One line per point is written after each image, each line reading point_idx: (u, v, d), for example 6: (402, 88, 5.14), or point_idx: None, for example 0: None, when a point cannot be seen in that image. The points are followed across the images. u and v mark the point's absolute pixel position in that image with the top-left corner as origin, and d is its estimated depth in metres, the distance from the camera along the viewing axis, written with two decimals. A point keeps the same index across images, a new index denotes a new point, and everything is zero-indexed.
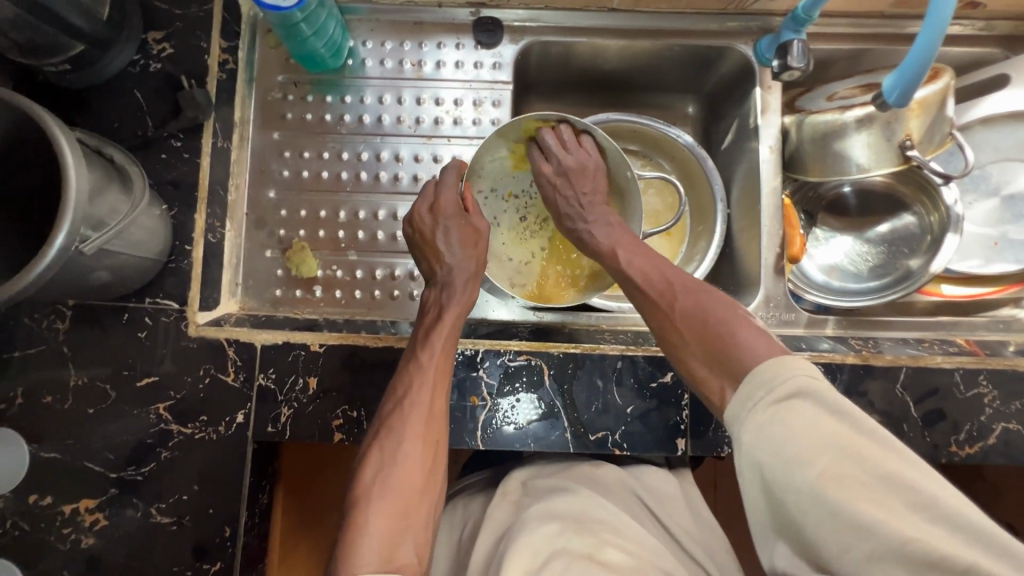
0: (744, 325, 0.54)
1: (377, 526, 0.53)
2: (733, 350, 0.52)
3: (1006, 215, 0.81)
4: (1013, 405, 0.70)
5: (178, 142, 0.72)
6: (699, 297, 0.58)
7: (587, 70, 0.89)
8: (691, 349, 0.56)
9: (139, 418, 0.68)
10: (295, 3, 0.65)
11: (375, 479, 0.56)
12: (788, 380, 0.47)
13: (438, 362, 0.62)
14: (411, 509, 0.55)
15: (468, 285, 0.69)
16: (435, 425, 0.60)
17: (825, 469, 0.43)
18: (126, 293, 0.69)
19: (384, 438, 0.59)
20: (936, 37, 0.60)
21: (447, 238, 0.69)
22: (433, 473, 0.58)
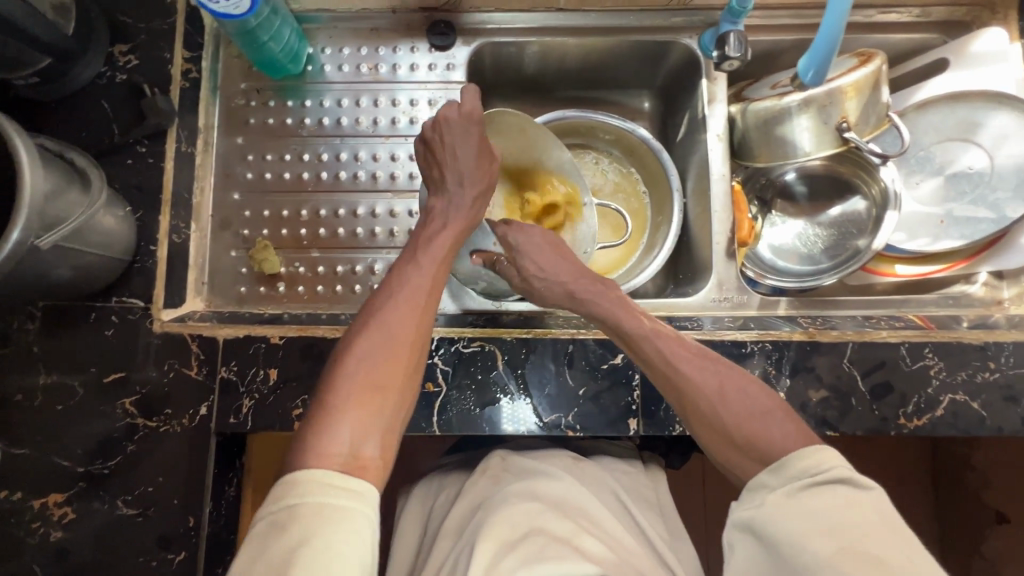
0: (773, 417, 0.56)
1: (346, 415, 0.52)
2: (760, 442, 0.54)
3: (950, 193, 0.82)
4: (959, 376, 0.71)
5: (143, 148, 0.75)
6: (727, 388, 0.58)
7: (541, 69, 0.92)
8: (717, 430, 0.57)
9: (106, 413, 0.71)
10: (246, 11, 0.67)
11: (354, 365, 0.55)
12: (830, 470, 0.49)
13: (434, 271, 0.64)
14: (382, 406, 0.54)
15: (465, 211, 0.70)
16: (420, 330, 0.60)
17: (843, 545, 0.45)
18: (93, 293, 0.72)
19: (369, 327, 0.58)
20: (837, 23, 0.65)
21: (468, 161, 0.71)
22: (412, 377, 0.58)
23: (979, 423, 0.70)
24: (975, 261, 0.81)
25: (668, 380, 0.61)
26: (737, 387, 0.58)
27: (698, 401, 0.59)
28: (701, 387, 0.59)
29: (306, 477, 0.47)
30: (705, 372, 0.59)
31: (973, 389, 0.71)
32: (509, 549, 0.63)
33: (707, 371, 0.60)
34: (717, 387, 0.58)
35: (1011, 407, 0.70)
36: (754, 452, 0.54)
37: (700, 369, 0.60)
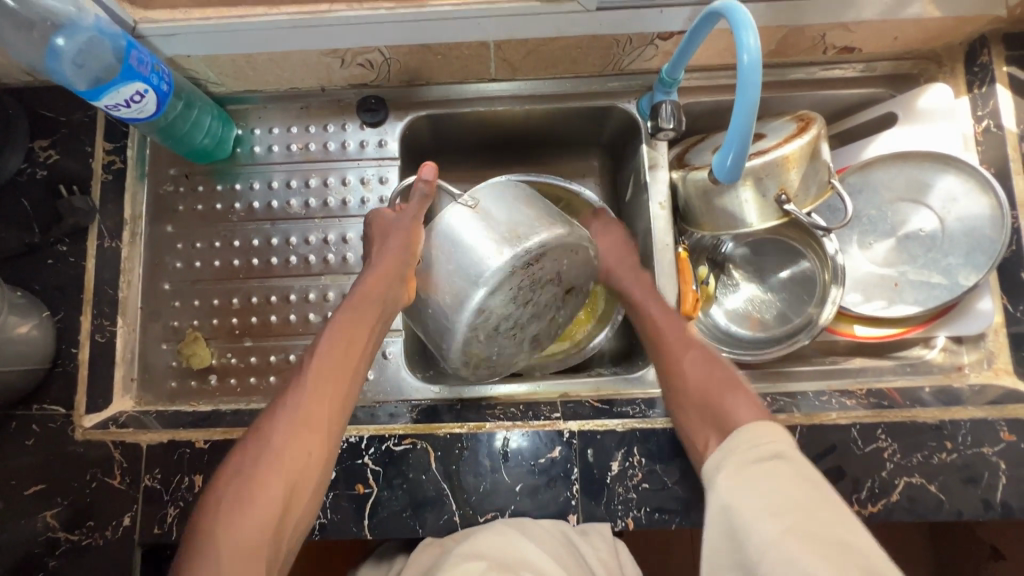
0: (740, 394, 0.60)
1: (232, 532, 0.47)
2: (727, 415, 0.59)
3: (902, 256, 0.79)
4: (914, 458, 0.68)
5: (63, 247, 0.73)
6: (715, 374, 0.63)
7: (480, 137, 0.90)
8: (692, 402, 0.63)
9: (26, 527, 0.68)
10: (152, 113, 0.65)
11: (233, 483, 0.50)
12: (771, 444, 0.54)
13: (327, 361, 0.57)
14: (277, 512, 0.50)
15: (388, 274, 0.64)
16: (312, 435, 0.54)
17: (788, 525, 0.48)
18: (12, 402, 0.69)
19: (252, 440, 0.53)
20: (747, 118, 0.53)
21: (390, 218, 0.68)
22: (303, 484, 0.52)
23: (937, 508, 0.67)
24: (934, 324, 0.77)
25: (664, 356, 0.68)
26: (721, 368, 0.64)
27: (680, 374, 0.65)
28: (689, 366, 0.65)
29: None
30: (693, 362, 0.65)
31: (930, 472, 0.67)
32: None
33: (700, 354, 0.66)
34: (705, 374, 0.63)
35: (971, 489, 0.67)
36: (721, 422, 0.59)
37: (693, 354, 0.66)
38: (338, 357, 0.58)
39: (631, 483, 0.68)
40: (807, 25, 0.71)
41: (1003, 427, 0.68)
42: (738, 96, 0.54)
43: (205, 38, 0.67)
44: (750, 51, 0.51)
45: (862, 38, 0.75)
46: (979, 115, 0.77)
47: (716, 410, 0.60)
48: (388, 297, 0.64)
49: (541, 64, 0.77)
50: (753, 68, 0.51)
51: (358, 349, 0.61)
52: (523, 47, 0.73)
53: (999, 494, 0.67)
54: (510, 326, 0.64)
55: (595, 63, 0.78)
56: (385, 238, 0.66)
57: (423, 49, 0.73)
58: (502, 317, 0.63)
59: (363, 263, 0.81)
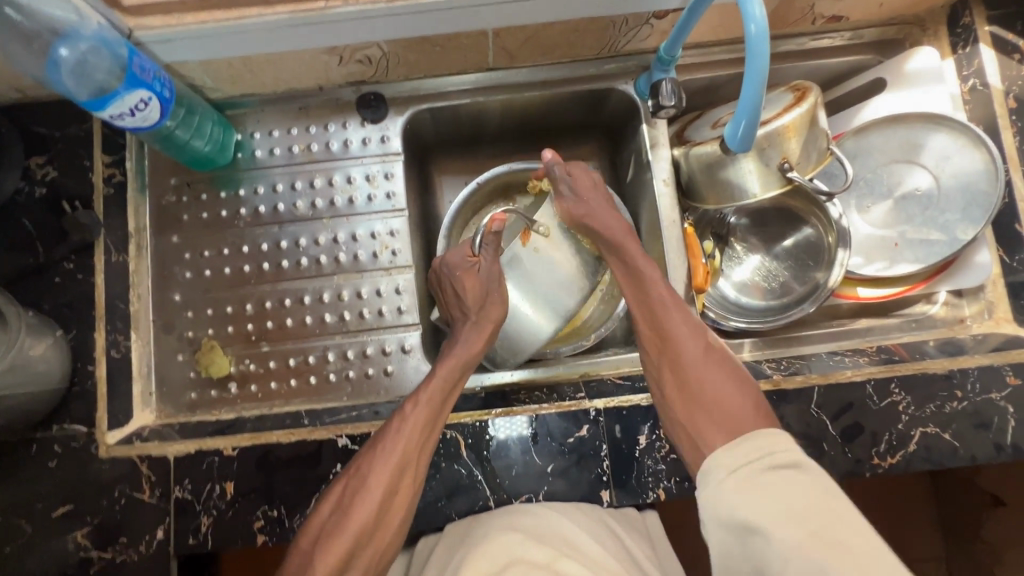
0: (747, 386, 0.62)
1: (324, 556, 0.57)
2: (728, 409, 0.60)
3: (900, 216, 0.81)
4: (928, 408, 0.70)
5: (70, 264, 0.72)
6: (711, 352, 0.65)
7: (481, 127, 0.90)
8: (689, 388, 0.63)
9: (58, 548, 0.67)
10: (156, 121, 0.64)
11: (332, 514, 0.60)
12: (784, 452, 0.53)
13: (417, 416, 0.64)
14: (363, 540, 0.58)
15: (486, 333, 0.72)
16: (401, 479, 0.61)
17: (808, 535, 0.47)
18: (32, 424, 0.69)
19: (349, 481, 0.62)
20: (758, 85, 0.56)
21: (482, 276, 0.74)
22: (387, 519, 0.60)
23: (952, 454, 0.69)
24: (934, 281, 0.80)
25: (655, 343, 0.68)
26: (722, 354, 0.66)
27: (681, 362, 0.65)
28: (688, 356, 0.65)
29: None
30: (690, 336, 0.66)
31: (943, 420, 0.70)
32: None
33: (700, 337, 0.66)
34: (703, 347, 0.66)
35: (982, 434, 0.70)
36: (718, 413, 0.60)
37: (686, 327, 0.67)
38: (431, 408, 0.65)
39: (659, 455, 0.69)
40: None
41: (1009, 372, 0.71)
42: (746, 66, 0.57)
43: (201, 43, 0.66)
44: (757, 21, 0.54)
45: (849, 7, 0.76)
46: (965, 74, 0.80)
47: (710, 402, 0.61)
48: (475, 362, 0.71)
49: (539, 50, 0.78)
50: (761, 38, 0.54)
51: (449, 398, 0.67)
52: (522, 34, 0.73)
53: (1010, 437, 0.70)
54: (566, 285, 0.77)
55: (591, 46, 0.79)
56: (484, 300, 0.73)
57: (421, 40, 0.72)
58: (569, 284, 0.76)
59: (374, 259, 0.81)
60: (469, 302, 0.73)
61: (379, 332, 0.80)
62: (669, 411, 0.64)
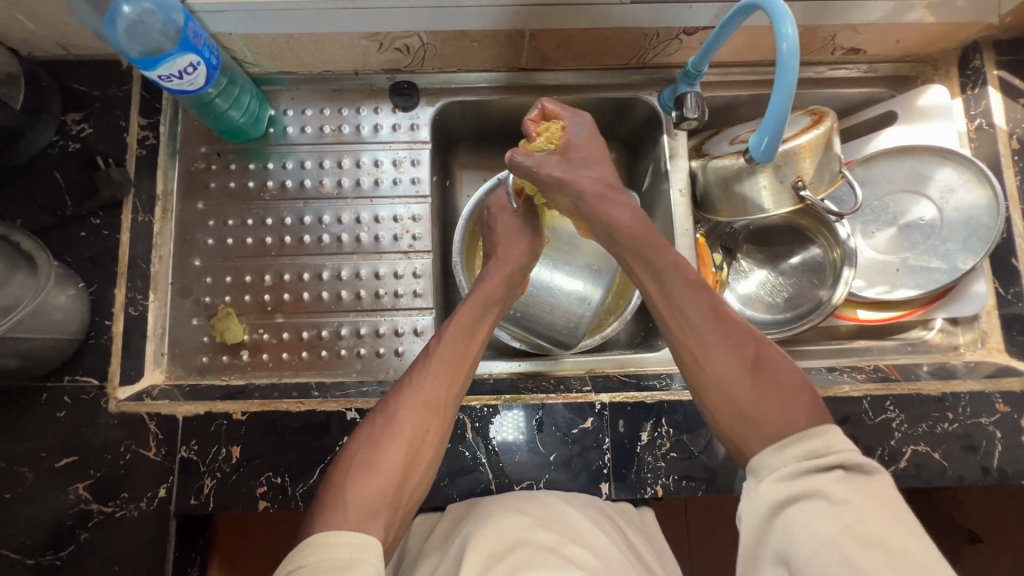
0: (798, 397, 0.58)
1: (356, 491, 0.54)
2: (777, 421, 0.57)
3: (903, 243, 0.84)
4: (920, 427, 0.73)
5: (98, 219, 0.74)
6: (759, 366, 0.61)
7: (506, 124, 0.92)
8: (732, 412, 0.60)
9: (57, 499, 0.67)
10: (201, 86, 0.66)
11: (359, 449, 0.58)
12: (833, 451, 0.52)
13: (443, 352, 0.63)
14: (396, 479, 0.56)
15: (511, 276, 0.72)
16: (430, 414, 0.60)
17: (846, 527, 0.47)
18: (44, 373, 0.69)
19: (375, 419, 0.60)
20: (786, 99, 0.59)
21: (518, 217, 0.76)
22: (419, 454, 0.59)
23: (941, 474, 0.72)
24: (932, 308, 0.84)
25: (694, 366, 0.63)
26: (770, 357, 0.61)
27: (723, 385, 0.61)
28: (733, 383, 0.60)
29: (314, 538, 0.50)
30: (734, 360, 0.61)
31: (934, 440, 0.72)
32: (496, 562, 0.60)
33: (743, 357, 0.61)
34: (743, 351, 0.62)
35: (971, 456, 0.72)
36: (769, 429, 0.57)
37: (726, 341, 0.62)
38: (459, 346, 0.65)
39: (660, 452, 0.71)
40: (822, 25, 0.76)
41: (999, 399, 0.73)
42: (776, 80, 0.60)
43: (249, 17, 0.68)
44: (788, 39, 0.57)
45: (868, 40, 0.80)
46: (972, 114, 0.84)
47: (755, 413, 0.58)
48: (502, 303, 0.72)
49: (572, 54, 0.81)
50: (792, 55, 0.57)
51: (477, 341, 0.67)
52: (558, 37, 0.77)
53: (996, 461, 0.72)
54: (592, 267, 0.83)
55: (622, 55, 0.82)
56: (509, 242, 0.74)
57: (460, 34, 0.75)
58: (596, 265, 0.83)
59: (395, 242, 0.83)
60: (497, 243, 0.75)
61: (393, 313, 0.81)
62: (722, 430, 0.61)
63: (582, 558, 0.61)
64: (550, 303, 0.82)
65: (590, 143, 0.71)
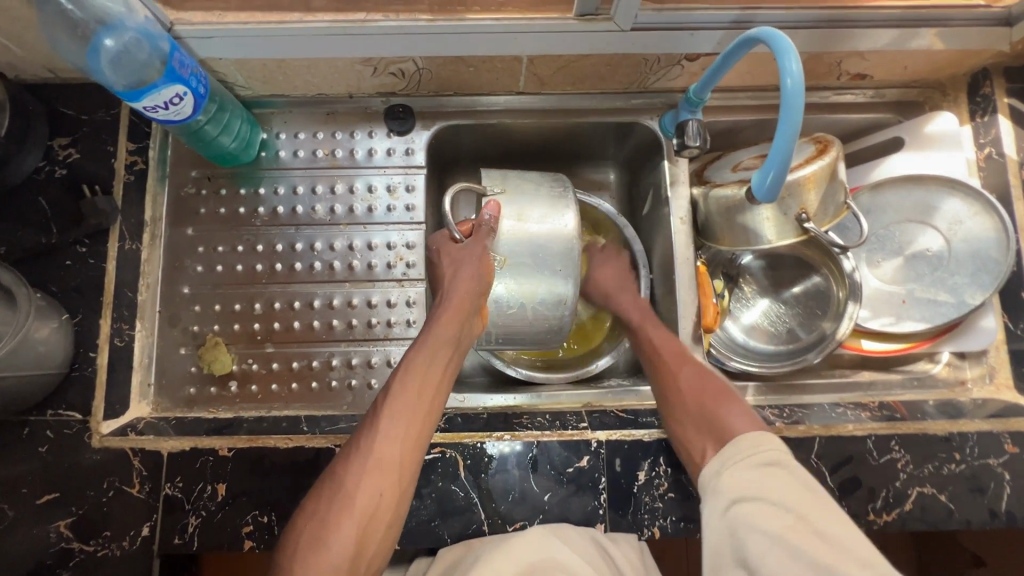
0: (740, 411, 0.68)
1: (305, 569, 0.52)
2: (725, 426, 0.65)
3: (910, 274, 0.82)
4: (926, 468, 0.70)
5: (83, 248, 0.72)
6: (707, 382, 0.71)
7: (503, 147, 0.91)
8: (691, 420, 0.67)
9: (38, 537, 0.66)
10: (189, 115, 0.64)
11: (308, 518, 0.55)
12: (770, 452, 0.60)
13: (391, 408, 0.60)
14: (351, 549, 0.54)
15: (464, 315, 0.66)
16: (380, 475, 0.57)
17: (789, 524, 0.53)
18: (26, 407, 0.67)
19: (324, 484, 0.57)
20: (791, 136, 0.57)
21: (459, 249, 0.68)
22: (375, 518, 0.55)
23: (947, 516, 0.69)
24: (938, 341, 0.81)
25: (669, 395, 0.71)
26: (714, 378, 0.72)
27: (681, 390, 0.71)
28: (688, 391, 0.70)
29: None
30: (693, 376, 0.71)
31: (940, 481, 0.70)
32: None
33: (696, 373, 0.72)
34: (695, 367, 0.72)
35: (978, 498, 0.70)
36: (718, 434, 0.65)
37: (685, 362, 0.73)
38: (411, 397, 0.61)
39: (657, 492, 0.69)
40: (828, 52, 0.74)
41: (1007, 439, 0.71)
42: (780, 117, 0.58)
43: (239, 43, 0.66)
44: (793, 75, 0.56)
45: (875, 67, 0.78)
46: (982, 142, 0.82)
47: (710, 420, 0.66)
48: (461, 341, 0.66)
49: (571, 79, 0.79)
50: (797, 92, 0.55)
51: (437, 388, 0.63)
52: (556, 63, 0.75)
53: (1004, 503, 0.70)
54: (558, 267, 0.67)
55: (622, 80, 0.80)
56: (453, 279, 0.67)
57: (456, 60, 0.73)
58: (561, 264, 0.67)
59: (388, 270, 0.81)
60: (447, 280, 0.67)
61: (385, 343, 0.80)
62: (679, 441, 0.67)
63: None
64: (530, 310, 0.68)
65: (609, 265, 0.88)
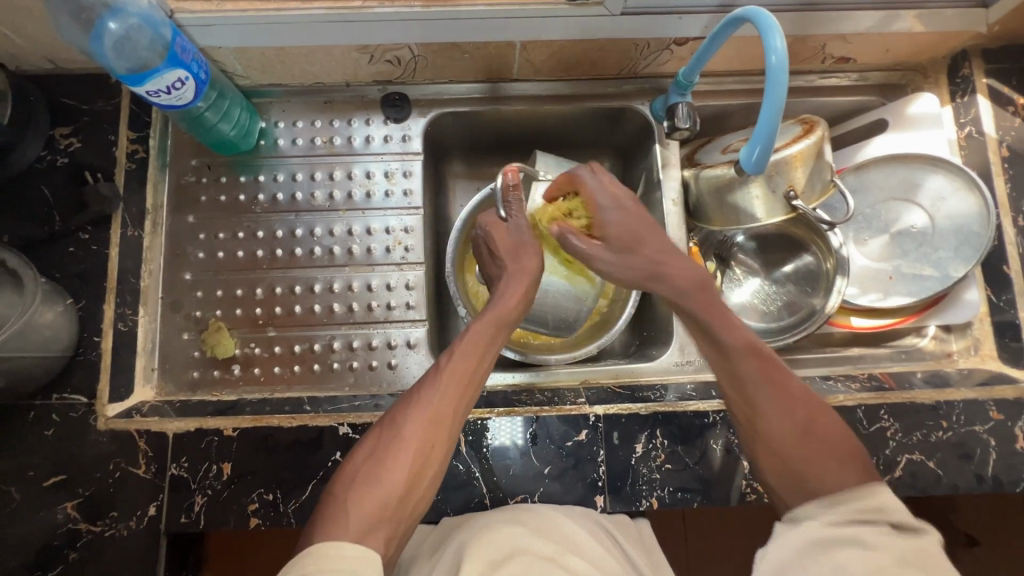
0: (850, 465, 0.53)
1: (358, 505, 0.52)
2: (818, 474, 0.53)
3: (896, 251, 0.85)
4: (914, 436, 0.73)
5: (86, 235, 0.73)
6: (811, 422, 0.56)
7: (498, 134, 0.92)
8: (781, 467, 0.56)
9: (45, 519, 0.66)
10: (190, 100, 0.66)
11: (363, 461, 0.56)
12: (873, 503, 0.48)
13: (455, 366, 0.61)
14: (396, 491, 0.54)
15: (524, 291, 0.70)
16: (439, 426, 0.58)
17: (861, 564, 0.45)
18: (32, 391, 0.68)
19: (383, 428, 0.58)
20: (775, 112, 0.60)
21: (512, 230, 0.73)
22: (427, 466, 0.57)
23: (936, 482, 0.71)
24: (924, 315, 0.83)
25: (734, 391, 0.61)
26: (825, 419, 0.56)
27: (771, 434, 0.57)
28: (783, 432, 0.56)
29: (316, 549, 0.48)
30: (785, 412, 0.57)
31: (929, 448, 0.72)
32: (494, 570, 0.57)
33: (799, 409, 0.57)
34: (765, 357, 0.60)
35: (965, 464, 0.72)
36: (813, 485, 0.53)
37: (776, 395, 0.58)
38: (473, 359, 0.63)
39: (655, 464, 0.71)
40: (812, 35, 0.76)
41: (993, 407, 0.74)
42: (765, 94, 0.60)
43: (238, 30, 0.67)
44: (777, 52, 0.57)
45: (858, 49, 0.81)
46: (962, 122, 0.84)
47: (801, 469, 0.54)
48: (514, 316, 0.69)
49: (563, 65, 0.81)
50: (781, 69, 0.57)
51: (489, 352, 0.66)
52: (549, 48, 0.76)
53: (991, 469, 0.72)
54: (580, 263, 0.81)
55: (613, 65, 0.82)
56: (517, 254, 0.72)
57: (451, 46, 0.75)
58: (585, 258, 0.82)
59: (387, 254, 0.83)
60: (507, 258, 0.72)
61: (385, 326, 0.81)
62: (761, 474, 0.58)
63: (578, 567, 0.60)
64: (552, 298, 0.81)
65: (613, 198, 0.70)
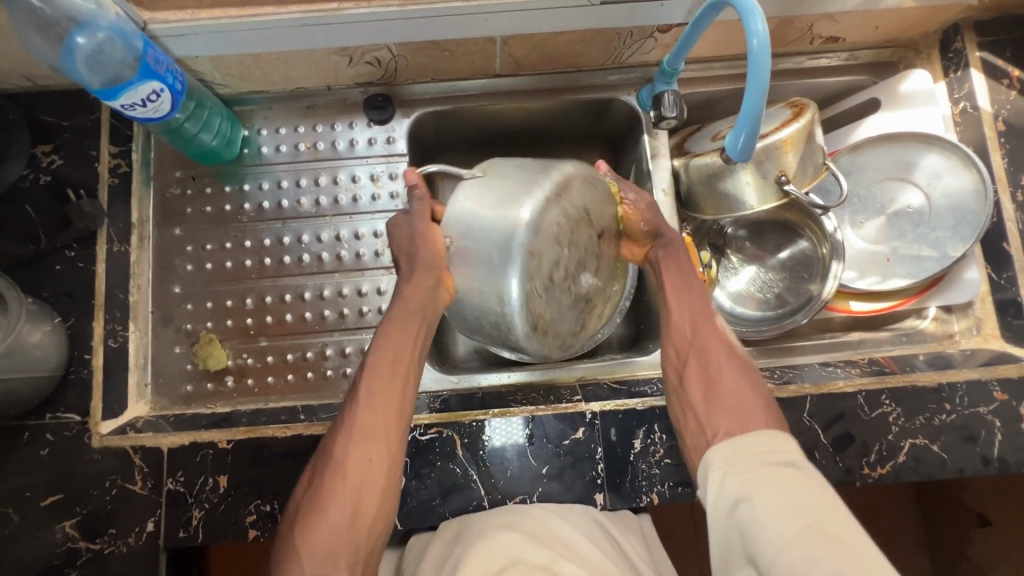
0: (755, 395, 0.60)
1: (308, 539, 0.54)
2: (743, 411, 0.59)
3: (893, 232, 0.83)
4: (917, 420, 0.71)
5: (72, 252, 0.73)
6: (727, 353, 0.64)
7: (484, 132, 0.91)
8: (703, 395, 0.62)
9: (44, 539, 0.66)
10: (167, 113, 0.66)
11: (306, 494, 0.58)
12: (784, 452, 0.54)
13: (373, 379, 0.61)
14: (348, 510, 0.56)
15: (422, 284, 0.63)
16: (370, 443, 0.58)
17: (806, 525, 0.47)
18: (25, 411, 0.68)
19: (316, 463, 0.59)
20: (760, 96, 0.58)
21: (406, 228, 0.66)
22: (372, 483, 0.57)
23: (941, 466, 0.70)
24: (924, 296, 0.82)
25: (696, 371, 0.64)
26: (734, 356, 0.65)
27: (704, 364, 0.64)
28: (719, 368, 0.63)
29: None
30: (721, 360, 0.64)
31: (932, 432, 0.71)
32: None
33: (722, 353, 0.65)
34: (725, 351, 0.65)
35: (970, 447, 0.71)
36: (733, 414, 0.59)
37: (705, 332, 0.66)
38: (391, 365, 0.62)
39: (654, 459, 0.70)
40: (797, 15, 0.74)
41: (997, 387, 0.72)
42: (748, 79, 0.59)
43: (212, 38, 0.66)
44: (758, 36, 0.56)
45: (846, 28, 0.79)
46: (956, 97, 0.83)
47: (723, 396, 0.61)
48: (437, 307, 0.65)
49: (545, 59, 0.80)
50: (762, 52, 0.56)
51: (416, 341, 0.64)
52: (529, 42, 0.75)
53: (996, 450, 0.71)
54: (563, 274, 0.60)
55: (596, 56, 0.80)
56: (413, 257, 0.65)
57: (430, 45, 0.74)
58: (552, 265, 0.59)
59: (376, 258, 0.82)
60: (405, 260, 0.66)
61: (377, 330, 0.80)
62: (682, 396, 0.64)
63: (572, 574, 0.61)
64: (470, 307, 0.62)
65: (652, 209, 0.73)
